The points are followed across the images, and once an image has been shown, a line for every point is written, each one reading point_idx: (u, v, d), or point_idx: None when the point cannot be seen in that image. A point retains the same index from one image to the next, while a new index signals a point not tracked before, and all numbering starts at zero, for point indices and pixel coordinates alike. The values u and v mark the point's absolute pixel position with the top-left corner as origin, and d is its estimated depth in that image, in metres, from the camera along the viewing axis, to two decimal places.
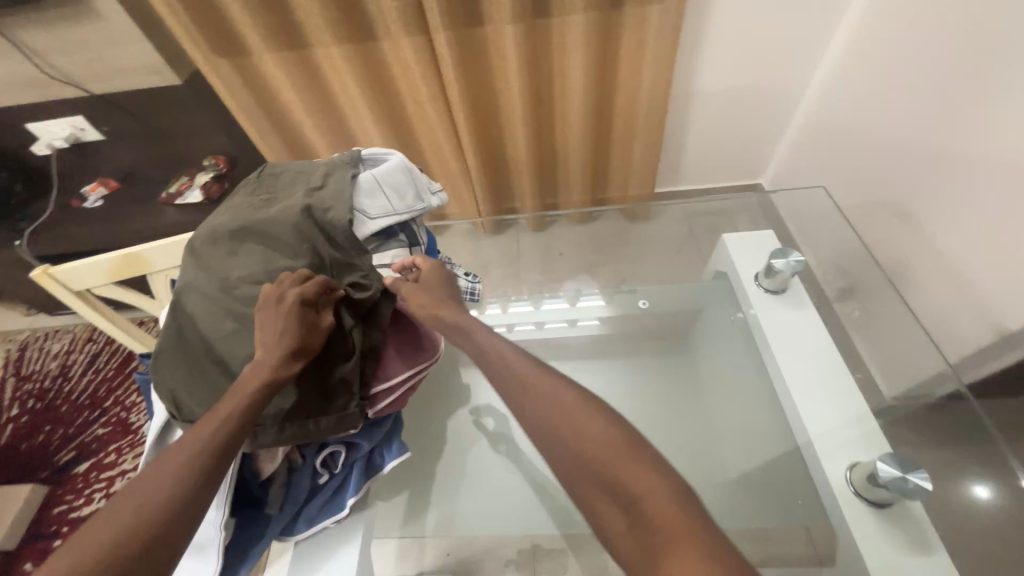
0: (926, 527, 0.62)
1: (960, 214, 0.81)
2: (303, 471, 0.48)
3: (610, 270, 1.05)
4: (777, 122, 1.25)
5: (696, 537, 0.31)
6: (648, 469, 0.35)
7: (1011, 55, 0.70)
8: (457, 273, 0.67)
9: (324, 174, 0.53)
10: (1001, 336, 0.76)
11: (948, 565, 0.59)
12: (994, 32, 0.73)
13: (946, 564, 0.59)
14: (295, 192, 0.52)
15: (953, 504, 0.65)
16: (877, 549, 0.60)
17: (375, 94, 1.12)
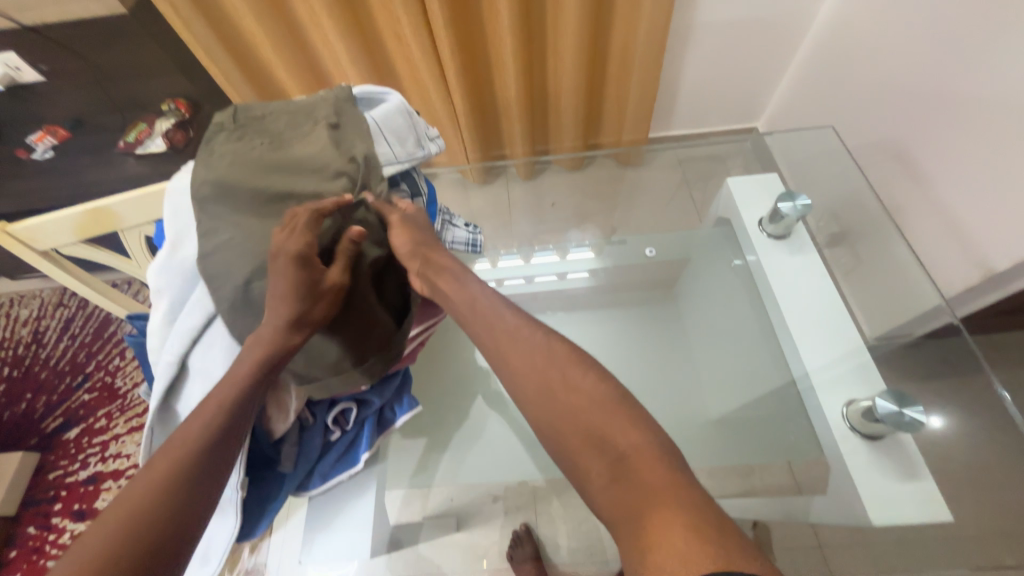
0: (914, 455, 0.67)
1: (960, 156, 0.80)
2: (315, 429, 0.48)
3: (600, 219, 1.05)
4: (777, 60, 1.20)
5: (682, 491, 0.36)
6: (638, 427, 0.40)
7: None
8: (457, 224, 0.63)
9: (331, 112, 0.48)
10: (987, 276, 0.79)
11: (931, 487, 0.65)
12: None
13: (929, 486, 0.64)
14: (307, 135, 0.47)
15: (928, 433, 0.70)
16: (869, 479, 0.64)
17: (349, 27, 1.01)
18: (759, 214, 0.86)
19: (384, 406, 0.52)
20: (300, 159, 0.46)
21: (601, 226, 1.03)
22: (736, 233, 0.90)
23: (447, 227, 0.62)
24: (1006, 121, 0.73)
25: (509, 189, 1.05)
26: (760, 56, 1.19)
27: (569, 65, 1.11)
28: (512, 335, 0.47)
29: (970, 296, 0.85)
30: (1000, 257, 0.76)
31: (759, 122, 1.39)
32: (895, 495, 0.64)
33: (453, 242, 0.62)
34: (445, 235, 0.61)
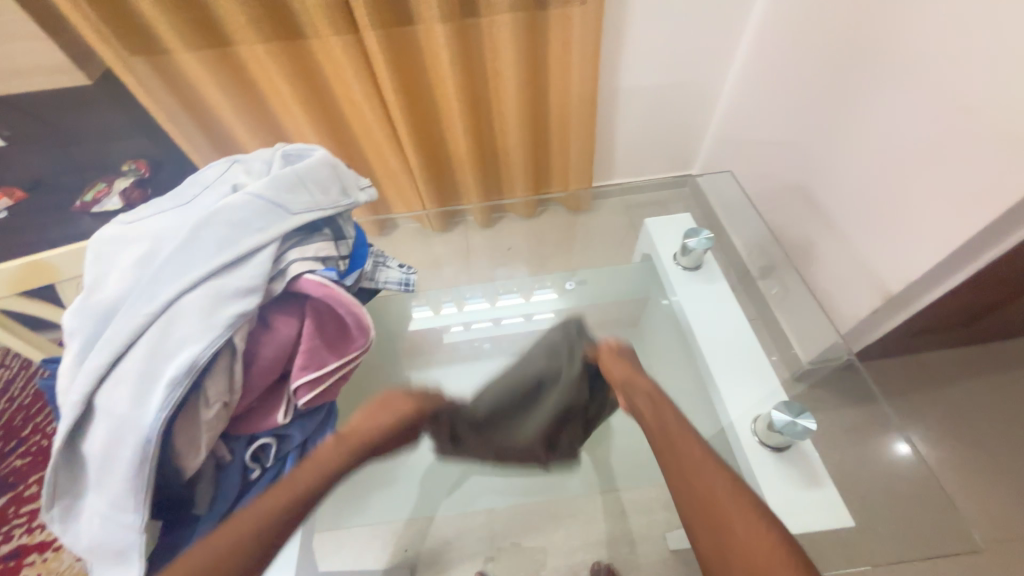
0: (814, 463, 0.73)
1: (851, 194, 0.90)
2: (232, 467, 0.48)
3: (561, 262, 1.08)
4: (700, 115, 1.34)
5: None
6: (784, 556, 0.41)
7: (880, 53, 0.79)
8: (390, 265, 0.66)
9: (569, 350, 0.69)
10: (887, 298, 0.87)
11: (834, 495, 0.70)
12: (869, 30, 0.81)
13: (832, 495, 0.70)
14: (566, 362, 0.68)
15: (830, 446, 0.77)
16: (781, 495, 0.68)
17: (307, 94, 1.08)
18: (673, 248, 0.96)
19: (307, 442, 0.54)
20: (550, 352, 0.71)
21: (564, 268, 1.07)
22: (658, 270, 0.97)
23: (380, 267, 0.65)
24: (881, 164, 0.83)
25: (469, 239, 1.09)
26: (685, 113, 1.32)
27: (513, 122, 1.20)
28: (687, 462, 0.52)
29: (879, 318, 0.93)
30: (895, 280, 0.84)
31: (693, 168, 1.52)
32: (801, 503, 0.69)
33: (385, 281, 0.65)
34: (376, 275, 0.65)
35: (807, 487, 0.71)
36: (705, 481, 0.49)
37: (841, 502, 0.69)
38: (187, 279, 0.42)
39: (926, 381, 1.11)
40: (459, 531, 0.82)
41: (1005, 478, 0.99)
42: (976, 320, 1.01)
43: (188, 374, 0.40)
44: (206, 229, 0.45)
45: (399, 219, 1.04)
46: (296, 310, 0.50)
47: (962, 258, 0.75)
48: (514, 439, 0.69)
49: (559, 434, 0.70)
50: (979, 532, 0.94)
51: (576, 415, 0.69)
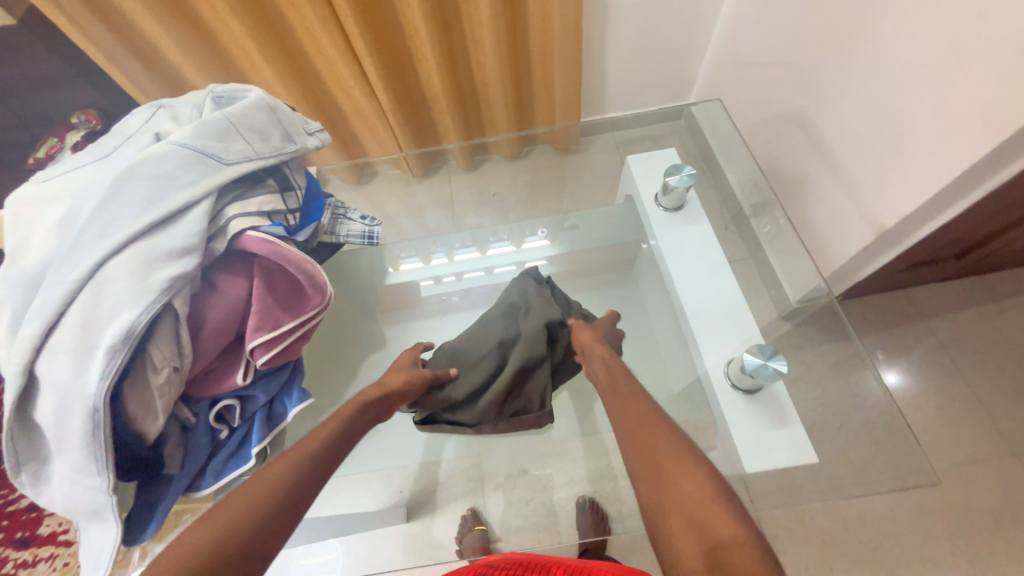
0: (783, 403, 0.73)
1: (851, 123, 0.83)
2: (197, 429, 0.48)
3: (550, 204, 1.07)
4: (697, 36, 1.21)
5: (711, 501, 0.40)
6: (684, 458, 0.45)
7: None
8: (352, 217, 0.64)
9: (527, 307, 0.74)
10: (878, 234, 0.83)
11: (798, 432, 0.71)
12: None
13: (796, 432, 0.71)
14: (528, 320, 0.71)
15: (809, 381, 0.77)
16: (749, 432, 0.69)
17: (260, 28, 0.96)
18: (654, 189, 0.91)
19: (274, 401, 0.53)
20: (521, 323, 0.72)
21: (555, 210, 1.04)
22: (639, 212, 0.93)
23: (340, 221, 0.62)
24: (885, 87, 0.75)
25: (451, 182, 1.07)
26: (680, 33, 1.19)
27: (490, 52, 1.09)
28: (624, 393, 0.58)
29: (868, 254, 0.90)
30: (889, 214, 0.80)
31: (689, 97, 1.41)
32: (768, 440, 0.70)
33: (347, 235, 0.62)
34: (337, 229, 0.62)
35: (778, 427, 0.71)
36: (642, 427, 0.51)
37: (805, 439, 0.70)
38: (112, 240, 0.39)
39: (914, 316, 1.10)
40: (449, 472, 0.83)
41: (982, 406, 1.01)
42: (971, 252, 0.98)
43: (127, 340, 0.38)
44: (128, 184, 0.41)
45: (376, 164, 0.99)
46: (243, 270, 0.47)
47: (959, 190, 0.70)
48: (465, 413, 0.70)
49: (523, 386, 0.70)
50: (950, 457, 0.97)
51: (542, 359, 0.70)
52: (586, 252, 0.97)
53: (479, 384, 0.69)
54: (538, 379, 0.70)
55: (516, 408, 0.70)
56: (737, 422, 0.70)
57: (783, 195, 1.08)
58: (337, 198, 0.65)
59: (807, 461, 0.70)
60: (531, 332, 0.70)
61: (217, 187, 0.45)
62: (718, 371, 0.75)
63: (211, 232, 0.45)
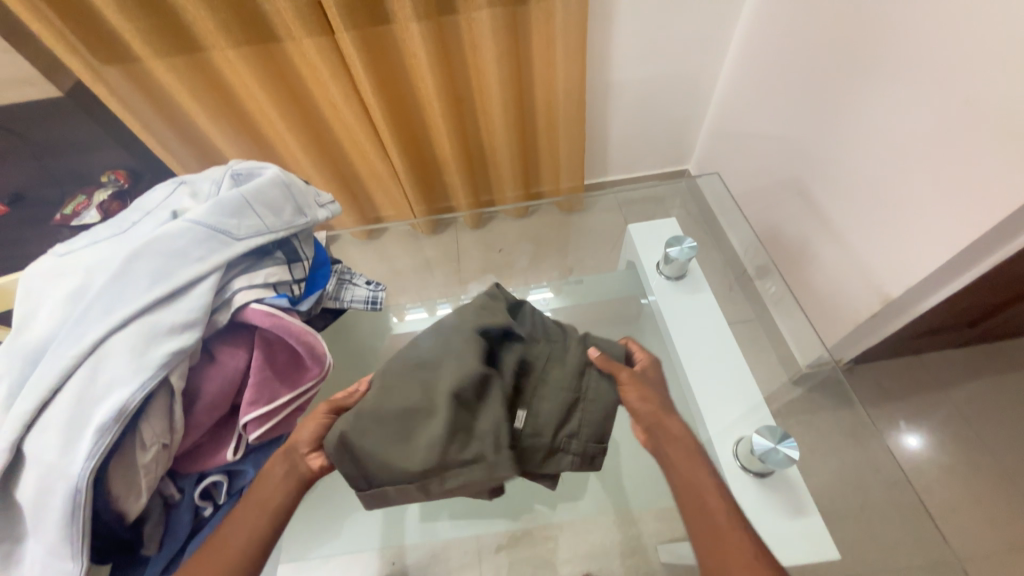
0: (798, 489, 0.68)
1: (848, 194, 0.86)
2: (181, 506, 0.46)
3: (553, 261, 1.09)
4: (695, 109, 1.28)
5: None
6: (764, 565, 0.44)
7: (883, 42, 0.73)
8: (357, 283, 0.64)
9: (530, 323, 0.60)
10: (886, 303, 0.82)
11: (817, 521, 0.66)
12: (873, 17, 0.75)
13: (815, 521, 0.66)
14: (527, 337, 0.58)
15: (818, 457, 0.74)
16: (764, 516, 0.65)
17: (285, 99, 1.04)
18: (656, 256, 0.92)
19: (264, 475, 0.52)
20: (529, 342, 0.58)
21: (559, 268, 1.07)
22: (641, 277, 0.94)
23: (346, 285, 0.63)
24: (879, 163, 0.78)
25: (458, 237, 1.09)
26: (678, 106, 1.27)
27: (499, 121, 1.16)
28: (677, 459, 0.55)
29: (876, 323, 0.89)
30: (894, 284, 0.80)
31: (689, 163, 1.47)
32: (785, 526, 0.65)
33: (350, 300, 0.63)
34: (341, 294, 0.63)
35: (795, 515, 0.66)
36: (696, 491, 0.51)
37: (824, 528, 0.65)
38: (117, 316, 0.40)
39: (931, 384, 1.06)
40: (442, 547, 0.77)
41: (1014, 484, 0.95)
42: (982, 321, 0.96)
43: (118, 418, 0.38)
44: (140, 261, 0.42)
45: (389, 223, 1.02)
46: (243, 341, 0.48)
47: (962, 263, 0.71)
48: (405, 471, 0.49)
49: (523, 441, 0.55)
50: (986, 542, 0.90)
51: (545, 403, 0.56)
52: (594, 304, 0.96)
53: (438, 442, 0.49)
54: (544, 431, 0.55)
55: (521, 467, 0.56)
56: (750, 508, 0.66)
57: (785, 259, 1.08)
58: (343, 264, 0.66)
59: (827, 559, 0.65)
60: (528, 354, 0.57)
61: (225, 261, 0.46)
62: (727, 450, 0.71)
63: (216, 305, 0.46)
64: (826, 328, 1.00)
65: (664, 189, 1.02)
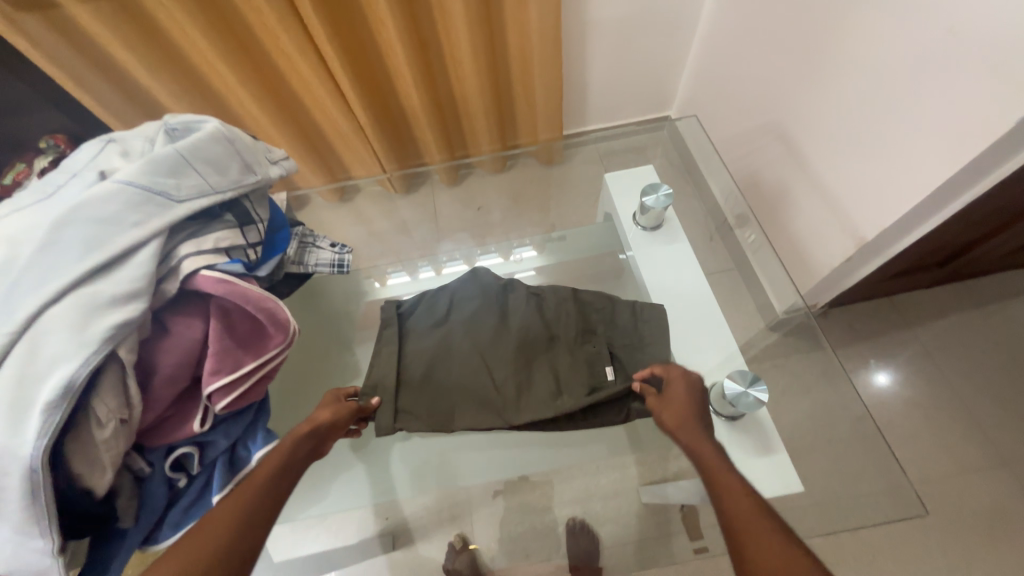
0: (769, 431, 0.71)
1: (830, 135, 0.83)
2: (153, 480, 0.45)
3: (536, 221, 1.05)
4: (675, 50, 1.22)
5: None
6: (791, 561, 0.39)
7: None
8: (321, 246, 0.61)
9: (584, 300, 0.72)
10: (861, 245, 0.83)
11: (785, 459, 0.69)
12: None
13: (783, 459, 0.69)
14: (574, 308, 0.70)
15: (794, 397, 0.76)
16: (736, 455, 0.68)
17: (231, 48, 0.95)
18: (633, 208, 0.89)
19: (237, 444, 0.51)
20: (580, 309, 0.70)
21: (539, 225, 1.04)
22: (618, 229, 0.92)
23: (308, 249, 0.60)
24: (861, 100, 0.75)
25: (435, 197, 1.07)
26: (658, 45, 1.19)
27: (469, 67, 1.07)
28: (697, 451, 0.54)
29: (851, 266, 0.89)
30: (868, 227, 0.80)
31: (671, 110, 1.42)
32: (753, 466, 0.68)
33: (316, 264, 0.60)
34: (305, 258, 0.60)
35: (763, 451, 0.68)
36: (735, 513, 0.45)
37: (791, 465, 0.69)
38: (50, 289, 0.37)
39: (900, 322, 1.10)
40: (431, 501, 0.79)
41: (970, 412, 1.01)
42: (952, 261, 0.98)
43: (66, 395, 0.36)
44: (66, 228, 0.39)
45: (361, 182, 0.99)
46: (198, 311, 0.45)
47: (937, 203, 0.70)
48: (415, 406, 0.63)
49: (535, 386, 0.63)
50: (940, 465, 0.96)
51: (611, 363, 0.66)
52: (576, 261, 0.94)
53: (468, 398, 0.63)
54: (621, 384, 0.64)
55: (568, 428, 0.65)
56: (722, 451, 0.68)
57: (765, 206, 1.07)
58: (305, 227, 0.63)
59: (793, 489, 0.67)
60: (561, 312, 0.69)
61: (167, 226, 0.43)
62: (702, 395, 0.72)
63: (162, 274, 0.43)
64: (803, 273, 1.01)
65: (646, 137, 0.99)
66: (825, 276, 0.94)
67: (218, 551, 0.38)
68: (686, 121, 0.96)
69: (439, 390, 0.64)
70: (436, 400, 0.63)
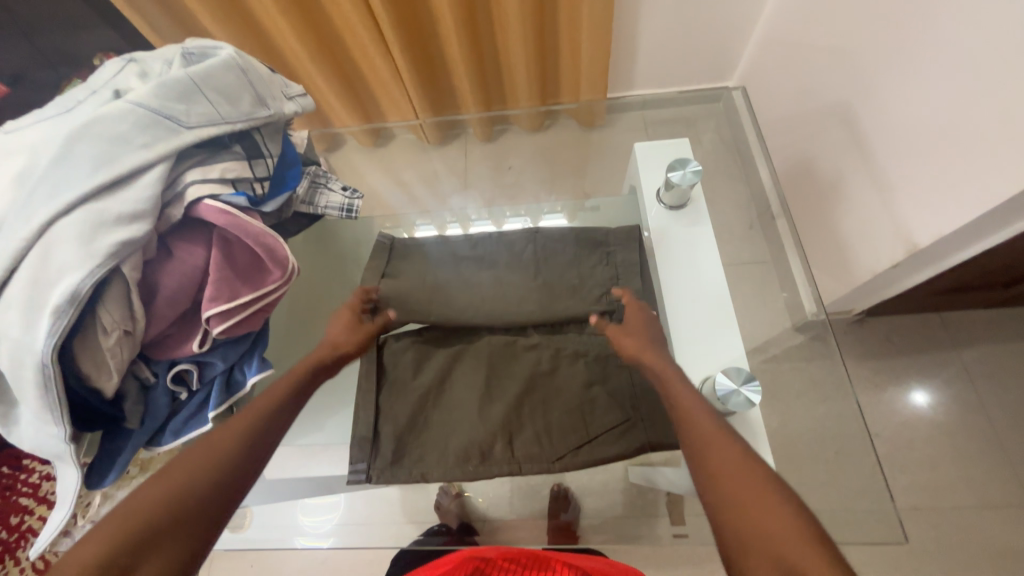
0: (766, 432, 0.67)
1: (900, 124, 0.73)
2: (156, 389, 0.49)
3: (565, 186, 1.01)
4: (745, 12, 1.09)
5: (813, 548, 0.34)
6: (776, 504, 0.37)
7: None
8: (331, 188, 0.61)
9: None
10: (911, 252, 0.75)
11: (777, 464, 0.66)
12: None
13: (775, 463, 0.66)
14: None
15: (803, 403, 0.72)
16: None
17: None
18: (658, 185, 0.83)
19: (235, 368, 0.54)
20: None
21: (571, 192, 1.00)
22: (643, 203, 0.86)
23: (319, 191, 0.61)
24: (945, 86, 0.65)
25: (467, 152, 1.06)
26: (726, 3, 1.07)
27: (513, 17, 1.00)
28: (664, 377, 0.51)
29: (896, 273, 0.81)
30: (924, 233, 0.72)
31: (730, 81, 1.29)
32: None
33: (325, 206, 0.60)
34: (314, 199, 0.60)
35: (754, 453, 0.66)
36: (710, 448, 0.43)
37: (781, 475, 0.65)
38: (61, 202, 0.39)
39: (944, 341, 1.01)
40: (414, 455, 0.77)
41: (1003, 446, 0.93)
42: (1020, 282, 0.88)
43: (72, 302, 0.39)
44: (79, 144, 0.40)
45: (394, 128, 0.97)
46: (201, 238, 0.47)
47: (1009, 214, 0.62)
48: (411, 432, 0.57)
49: (507, 374, 0.59)
50: (955, 496, 0.91)
51: (591, 273, 0.61)
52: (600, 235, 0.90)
53: (466, 415, 0.57)
54: (595, 294, 0.60)
55: (561, 438, 0.56)
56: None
57: (816, 197, 0.98)
58: (318, 166, 0.63)
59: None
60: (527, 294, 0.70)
61: (174, 152, 0.44)
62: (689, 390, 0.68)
63: (168, 199, 0.44)
64: (841, 275, 0.94)
65: (693, 107, 0.91)
66: (865, 281, 0.87)
67: (184, 483, 0.39)
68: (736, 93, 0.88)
69: (436, 422, 0.57)
70: (434, 429, 0.57)
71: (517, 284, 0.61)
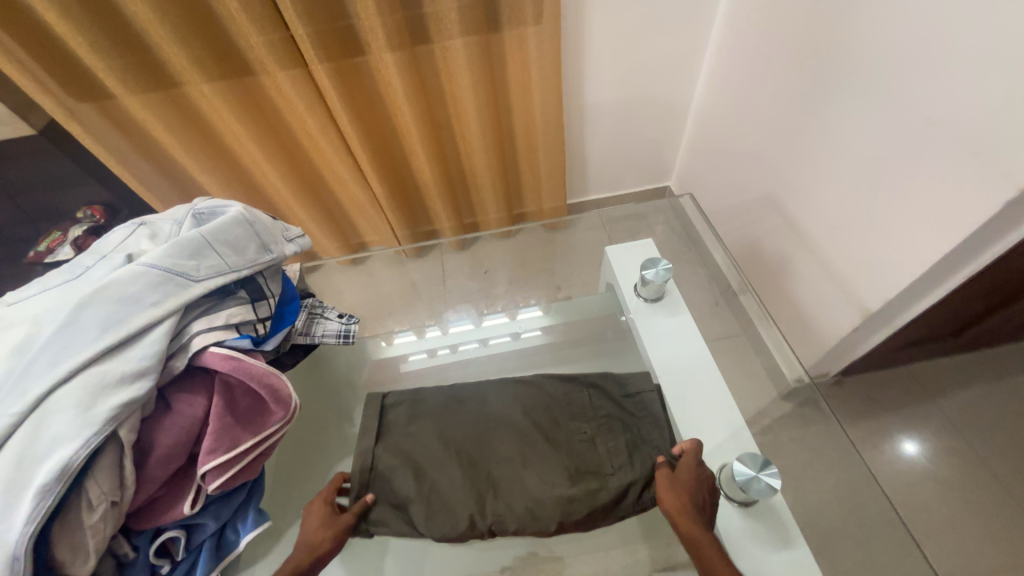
0: (785, 520, 0.64)
1: (824, 209, 0.86)
2: (135, 566, 0.44)
3: (544, 281, 1.06)
4: (671, 129, 1.31)
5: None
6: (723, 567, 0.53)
7: (847, 64, 0.74)
8: (330, 316, 0.63)
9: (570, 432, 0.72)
10: (867, 316, 0.82)
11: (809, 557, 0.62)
12: (829, 43, 0.77)
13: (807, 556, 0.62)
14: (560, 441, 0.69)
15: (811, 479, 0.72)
16: (755, 553, 0.61)
17: (262, 130, 1.03)
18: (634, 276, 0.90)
19: (226, 526, 0.50)
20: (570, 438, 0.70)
21: (547, 288, 1.04)
22: (620, 296, 0.92)
23: (316, 320, 0.62)
24: (850, 179, 0.78)
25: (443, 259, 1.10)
26: (656, 123, 1.28)
27: (479, 148, 1.15)
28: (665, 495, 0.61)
29: (858, 335, 0.88)
30: (872, 298, 0.80)
31: (669, 181, 1.49)
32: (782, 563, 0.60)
33: (322, 335, 0.61)
34: (312, 330, 0.61)
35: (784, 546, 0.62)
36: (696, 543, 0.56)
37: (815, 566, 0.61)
38: (63, 368, 0.39)
39: (919, 393, 1.06)
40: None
41: (1008, 493, 0.94)
42: (965, 330, 0.96)
43: (61, 478, 0.36)
44: (89, 308, 0.41)
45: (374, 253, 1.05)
46: (203, 388, 0.46)
47: (938, 275, 0.71)
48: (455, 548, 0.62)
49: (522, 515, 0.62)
50: (985, 557, 0.88)
51: (618, 451, 0.65)
52: (579, 325, 0.92)
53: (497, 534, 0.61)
54: (617, 490, 0.62)
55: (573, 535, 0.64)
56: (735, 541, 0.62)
57: (768, 273, 1.08)
58: (315, 298, 0.65)
59: None
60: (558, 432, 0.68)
61: (183, 305, 0.45)
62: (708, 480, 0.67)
63: (172, 350, 0.45)
64: (809, 342, 1.00)
65: (647, 206, 1.03)
66: (835, 346, 0.93)
67: None
68: (684, 199, 1.01)
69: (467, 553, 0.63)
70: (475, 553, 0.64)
71: (537, 467, 0.63)
